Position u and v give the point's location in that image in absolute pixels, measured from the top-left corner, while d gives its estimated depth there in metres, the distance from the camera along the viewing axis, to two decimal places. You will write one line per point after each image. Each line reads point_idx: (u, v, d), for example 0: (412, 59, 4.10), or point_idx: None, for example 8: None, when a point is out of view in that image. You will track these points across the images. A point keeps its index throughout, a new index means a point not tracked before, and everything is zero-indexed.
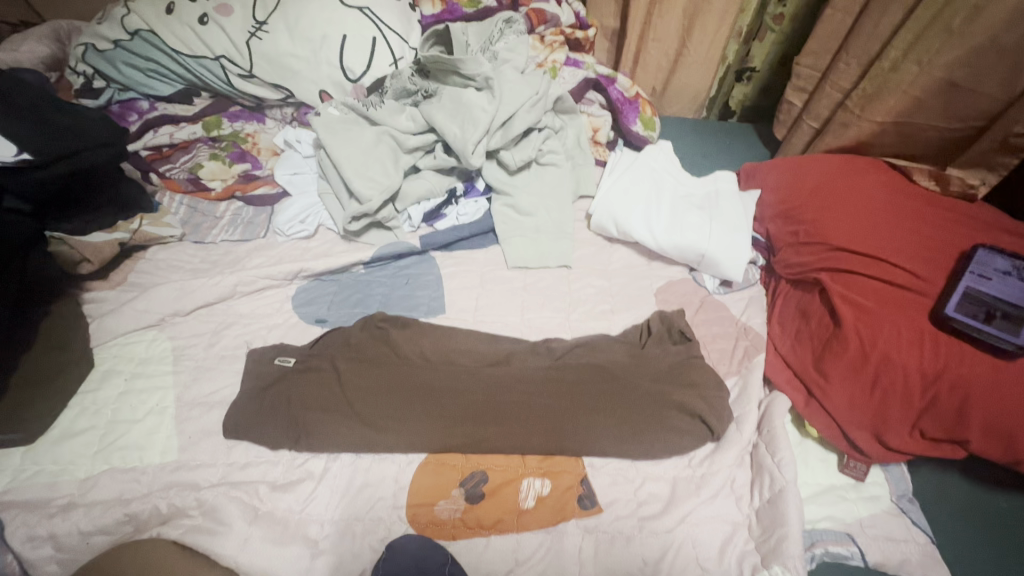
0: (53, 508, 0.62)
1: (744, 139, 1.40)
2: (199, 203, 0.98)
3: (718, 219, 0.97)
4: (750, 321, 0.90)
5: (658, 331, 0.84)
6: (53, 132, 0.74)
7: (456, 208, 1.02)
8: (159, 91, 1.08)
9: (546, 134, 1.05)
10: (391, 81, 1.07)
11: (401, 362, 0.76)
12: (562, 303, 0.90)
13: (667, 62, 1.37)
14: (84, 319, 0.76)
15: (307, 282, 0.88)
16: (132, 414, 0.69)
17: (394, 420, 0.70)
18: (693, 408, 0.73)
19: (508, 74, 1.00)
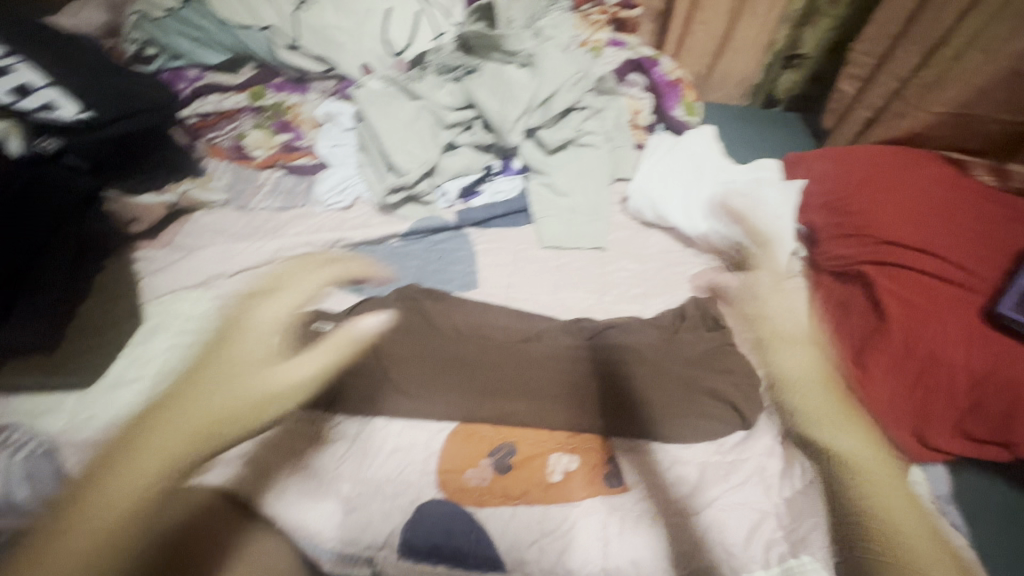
0: (106, 449, 0.65)
1: (788, 128, 1.36)
2: (242, 170, 1.00)
3: (759, 207, 0.95)
4: (788, 313, 0.87)
5: (693, 318, 0.83)
6: (113, 94, 0.79)
7: (491, 185, 1.03)
8: (208, 60, 1.10)
9: (585, 114, 1.04)
10: (434, 55, 1.07)
11: (432, 334, 0.77)
12: (596, 285, 0.90)
13: (712, 46, 1.34)
14: (135, 275, 0.79)
15: (345, 251, 0.90)
16: (182, 366, 0.72)
17: (425, 391, 0.71)
18: (725, 395, 0.73)
19: (551, 52, 1.00)
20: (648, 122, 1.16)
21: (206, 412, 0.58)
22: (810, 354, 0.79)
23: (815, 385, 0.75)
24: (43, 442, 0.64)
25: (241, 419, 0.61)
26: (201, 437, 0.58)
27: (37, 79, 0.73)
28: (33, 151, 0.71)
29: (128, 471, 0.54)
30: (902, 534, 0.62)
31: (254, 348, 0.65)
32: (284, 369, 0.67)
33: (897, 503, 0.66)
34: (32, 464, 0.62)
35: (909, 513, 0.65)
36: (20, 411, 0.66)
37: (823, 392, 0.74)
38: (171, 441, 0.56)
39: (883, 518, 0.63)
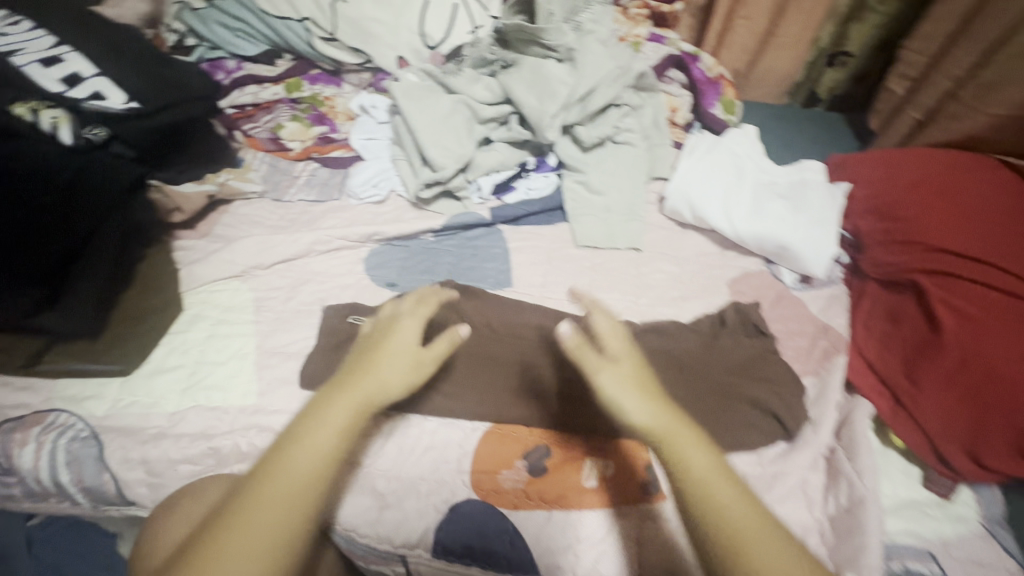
0: (146, 436, 0.65)
1: (829, 129, 1.31)
2: (279, 162, 1.00)
3: (801, 211, 0.92)
4: (831, 321, 0.85)
5: (732, 324, 0.80)
6: (159, 83, 0.79)
7: (525, 181, 1.01)
8: (246, 51, 1.11)
9: (623, 111, 1.02)
10: (470, 49, 1.05)
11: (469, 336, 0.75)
12: (632, 287, 0.88)
13: (754, 42, 1.30)
14: (173, 264, 0.79)
15: (379, 246, 0.89)
16: (220, 356, 0.72)
17: (456, 393, 0.70)
18: (766, 403, 0.71)
19: (591, 46, 0.97)
20: (686, 120, 1.13)
21: (314, 429, 0.52)
22: (612, 380, 0.59)
23: (624, 396, 0.58)
24: (85, 427, 0.65)
25: (356, 429, 0.53)
26: (326, 453, 0.51)
27: (89, 68, 0.76)
28: (82, 140, 0.72)
29: (257, 504, 0.48)
30: (745, 537, 0.51)
31: (382, 354, 0.57)
32: (411, 374, 0.57)
33: (733, 505, 0.53)
34: (74, 449, 0.63)
35: (742, 511, 0.53)
36: (61, 397, 0.66)
37: (633, 408, 0.57)
38: (286, 466, 0.50)
39: (720, 522, 0.52)
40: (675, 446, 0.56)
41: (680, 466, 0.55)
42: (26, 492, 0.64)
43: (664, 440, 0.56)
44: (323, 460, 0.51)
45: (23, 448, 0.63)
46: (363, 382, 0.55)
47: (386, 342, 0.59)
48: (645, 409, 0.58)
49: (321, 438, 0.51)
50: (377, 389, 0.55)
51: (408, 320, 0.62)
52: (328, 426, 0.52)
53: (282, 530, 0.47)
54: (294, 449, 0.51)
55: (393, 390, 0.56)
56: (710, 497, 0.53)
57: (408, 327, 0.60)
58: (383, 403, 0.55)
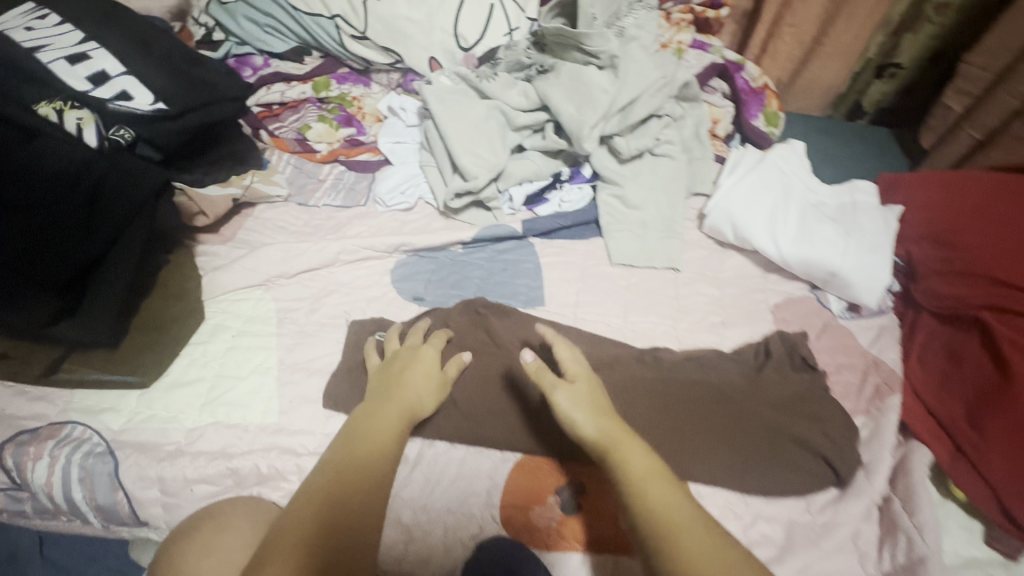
0: (162, 453, 0.62)
1: (877, 144, 1.25)
2: (305, 164, 0.97)
3: (854, 236, 0.86)
4: (882, 355, 0.80)
5: (779, 357, 0.75)
6: (189, 84, 0.77)
7: (559, 193, 0.97)
8: (274, 48, 1.08)
9: (664, 122, 0.97)
10: (505, 52, 1.01)
11: (493, 358, 0.71)
12: (670, 309, 0.84)
13: (801, 51, 1.24)
14: (197, 272, 0.77)
15: (407, 256, 0.86)
16: (241, 370, 0.69)
17: (460, 421, 0.67)
18: (819, 447, 0.65)
19: (635, 54, 0.92)
20: (727, 131, 1.09)
21: (374, 422, 0.57)
22: (565, 397, 0.61)
23: (576, 411, 0.60)
24: (100, 442, 0.62)
25: (403, 425, 0.58)
26: (383, 440, 0.55)
27: (115, 66, 0.73)
28: (108, 141, 0.69)
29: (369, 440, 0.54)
30: (678, 529, 0.49)
31: (411, 370, 0.64)
32: (436, 393, 0.64)
33: (668, 500, 0.51)
34: (89, 465, 0.60)
35: (680, 507, 0.51)
36: (77, 408, 0.64)
37: (578, 420, 0.59)
38: (351, 446, 0.53)
39: (655, 516, 0.50)
40: (617, 450, 0.56)
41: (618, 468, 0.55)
42: (37, 509, 0.61)
43: (608, 449, 0.56)
44: (382, 444, 0.55)
45: (36, 462, 0.60)
46: (400, 391, 0.61)
47: (412, 363, 0.65)
48: (590, 420, 0.59)
49: (376, 426, 0.56)
50: (413, 399, 0.61)
51: (429, 346, 0.68)
52: (383, 421, 0.57)
53: (347, 499, 0.49)
54: (356, 436, 0.55)
55: (422, 403, 0.62)
56: (642, 493, 0.52)
57: (429, 353, 0.66)
58: (418, 412, 0.61)
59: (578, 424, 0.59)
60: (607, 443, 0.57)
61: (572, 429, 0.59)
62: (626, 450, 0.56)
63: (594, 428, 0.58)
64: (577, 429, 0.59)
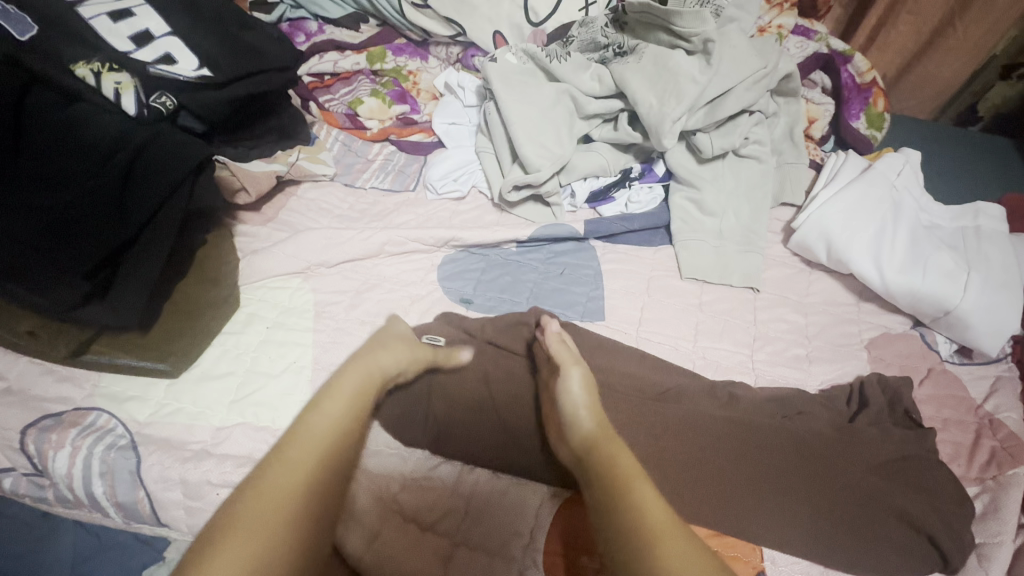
0: (188, 453, 0.58)
1: (995, 157, 1.08)
2: (354, 141, 0.90)
3: (977, 270, 0.73)
4: (1000, 414, 0.68)
5: (877, 406, 0.65)
6: (237, 49, 0.71)
7: (627, 192, 0.87)
8: (330, 14, 1.02)
9: (756, 118, 0.85)
10: (581, 29, 0.90)
11: (524, 364, 0.65)
12: (747, 337, 0.74)
13: (915, 43, 1.09)
14: (236, 254, 0.72)
15: (456, 252, 0.79)
16: (274, 367, 0.64)
17: (471, 424, 0.60)
18: (922, 522, 0.56)
19: (733, 38, 0.81)
20: (823, 132, 0.96)
21: (350, 381, 0.49)
22: (576, 382, 0.56)
23: (581, 398, 0.55)
24: (124, 434, 0.58)
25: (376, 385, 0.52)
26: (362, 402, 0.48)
27: (160, 26, 0.68)
28: (148, 109, 0.63)
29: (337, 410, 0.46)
30: (669, 535, 0.40)
31: (382, 342, 0.57)
32: (409, 348, 0.58)
33: (656, 505, 0.43)
34: (110, 459, 0.57)
35: (667, 514, 0.42)
36: (105, 394, 0.60)
37: (577, 405, 0.54)
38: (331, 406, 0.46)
39: (642, 515, 0.42)
40: (611, 447, 0.49)
41: (612, 464, 0.47)
42: (59, 497, 0.59)
43: (608, 448, 0.49)
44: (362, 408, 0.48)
45: (58, 452, 0.57)
46: (373, 357, 0.53)
47: (388, 340, 0.58)
48: (588, 412, 0.54)
49: (359, 386, 0.49)
50: (375, 360, 0.53)
51: (401, 320, 0.63)
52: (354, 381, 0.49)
53: (335, 475, 0.42)
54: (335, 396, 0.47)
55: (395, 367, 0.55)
56: (629, 490, 0.44)
57: (401, 320, 0.63)
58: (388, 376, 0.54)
59: (577, 416, 0.53)
60: (604, 441, 0.50)
61: (567, 422, 0.54)
62: (617, 450, 0.49)
63: (592, 423, 0.52)
64: (575, 415, 0.54)
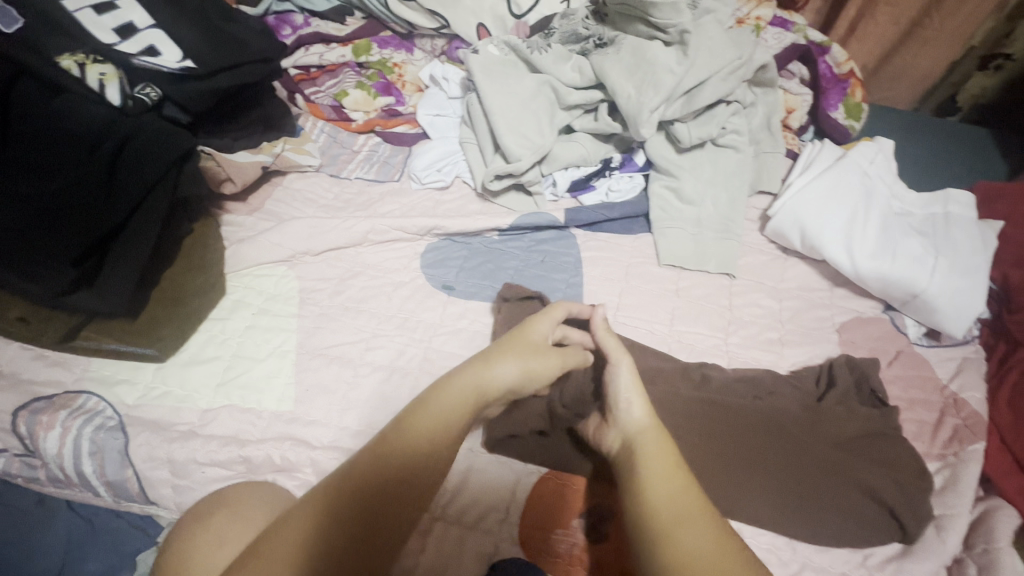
0: (175, 433, 0.60)
1: (973, 147, 1.10)
2: (340, 133, 0.92)
3: (944, 254, 0.76)
4: (964, 393, 0.70)
5: (845, 385, 0.67)
6: (219, 41, 0.73)
7: (607, 181, 0.89)
8: (317, 7, 1.03)
9: (734, 109, 0.86)
10: (561, 21, 0.92)
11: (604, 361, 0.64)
12: (721, 321, 0.76)
13: (894, 33, 1.11)
14: (221, 242, 0.74)
15: (439, 240, 0.80)
16: (260, 352, 0.66)
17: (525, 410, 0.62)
18: (882, 494, 0.58)
19: (709, 29, 0.82)
20: (801, 122, 0.98)
21: (411, 428, 0.47)
22: (625, 374, 0.56)
23: (630, 392, 0.55)
24: (113, 415, 0.60)
25: (458, 427, 0.49)
26: (425, 449, 0.47)
27: (144, 18, 0.69)
28: (132, 100, 0.65)
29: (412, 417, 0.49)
30: (679, 527, 0.43)
31: (500, 350, 0.55)
32: (519, 363, 0.54)
33: (673, 495, 0.45)
34: (99, 440, 0.58)
35: (685, 504, 0.45)
36: (94, 377, 0.62)
37: (634, 396, 0.54)
38: (374, 459, 0.45)
39: (652, 509, 0.45)
40: (648, 438, 0.51)
41: (644, 458, 0.49)
42: (51, 477, 0.60)
43: (647, 443, 0.51)
44: (419, 461, 0.46)
45: (48, 433, 0.58)
46: (474, 377, 0.52)
47: (503, 351, 0.55)
48: (643, 405, 0.54)
49: (460, 400, 0.50)
50: (484, 377, 0.52)
51: (546, 323, 0.59)
52: (451, 397, 0.50)
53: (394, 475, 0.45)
54: (389, 444, 0.46)
55: (499, 382, 0.53)
56: (649, 485, 0.47)
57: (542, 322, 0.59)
58: (484, 402, 0.52)
59: (632, 405, 0.54)
60: (644, 435, 0.52)
61: (618, 409, 0.55)
62: (652, 443, 0.51)
63: (645, 413, 0.53)
64: (628, 408, 0.54)
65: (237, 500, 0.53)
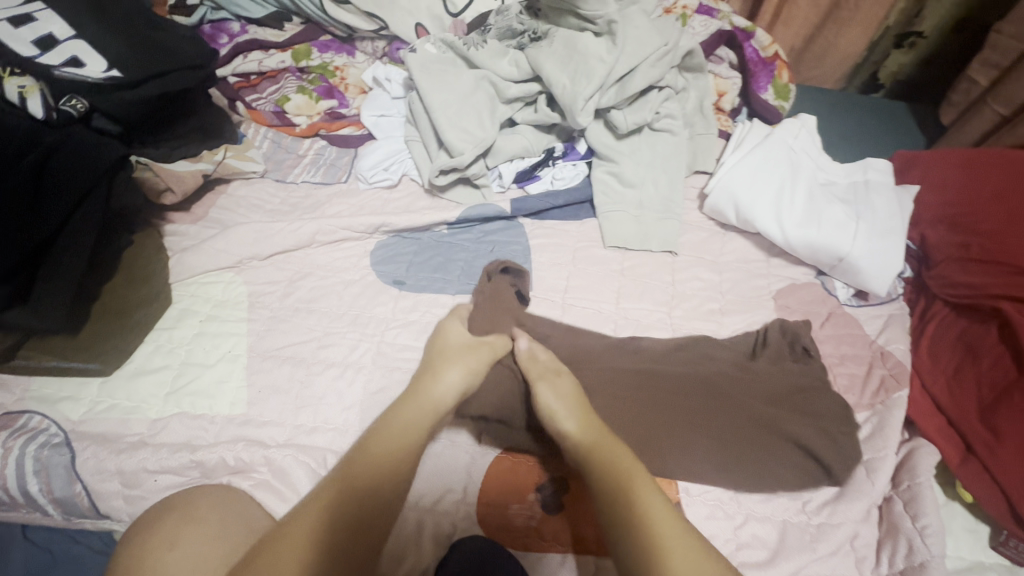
0: (124, 445, 0.59)
1: (894, 121, 1.17)
2: (283, 138, 0.92)
3: (865, 220, 0.81)
4: (890, 345, 0.75)
5: (777, 345, 0.71)
6: (147, 49, 0.72)
7: (552, 170, 0.91)
8: (252, 14, 1.03)
9: (666, 94, 0.90)
10: (496, 18, 0.94)
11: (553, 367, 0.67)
12: (665, 296, 0.79)
13: (817, 16, 1.16)
14: (164, 252, 0.73)
15: (388, 238, 0.81)
16: (209, 358, 0.66)
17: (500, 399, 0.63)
18: (803, 439, 0.62)
19: (634, 19, 0.86)
20: (733, 104, 1.03)
21: (385, 444, 0.53)
22: (546, 392, 0.59)
23: (562, 409, 0.57)
24: (58, 432, 0.59)
25: (420, 436, 0.55)
26: (398, 454, 0.53)
27: (63, 29, 0.68)
28: (57, 113, 0.64)
29: (376, 434, 0.54)
30: (671, 551, 0.46)
31: (446, 355, 0.62)
32: (461, 366, 0.60)
33: (665, 518, 0.48)
34: (43, 457, 0.57)
35: (672, 525, 0.48)
36: (36, 396, 0.61)
37: (560, 413, 0.57)
38: (351, 471, 0.51)
39: (645, 533, 0.47)
40: (599, 455, 0.54)
41: (617, 480, 0.51)
42: None
43: (605, 453, 0.54)
44: (389, 473, 0.52)
45: None
46: (423, 396, 0.58)
47: (442, 364, 0.61)
48: (572, 416, 0.57)
49: (406, 420, 0.56)
50: (432, 398, 0.58)
51: (457, 324, 0.67)
52: (410, 416, 0.56)
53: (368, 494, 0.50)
54: (360, 459, 0.52)
55: (449, 394, 0.59)
56: (641, 507, 0.49)
57: (454, 327, 0.66)
58: (439, 412, 0.58)
59: (562, 424, 0.57)
60: (596, 450, 0.54)
61: (560, 424, 0.57)
62: (619, 463, 0.53)
63: (580, 429, 0.56)
64: (562, 426, 0.57)
65: (189, 503, 0.53)
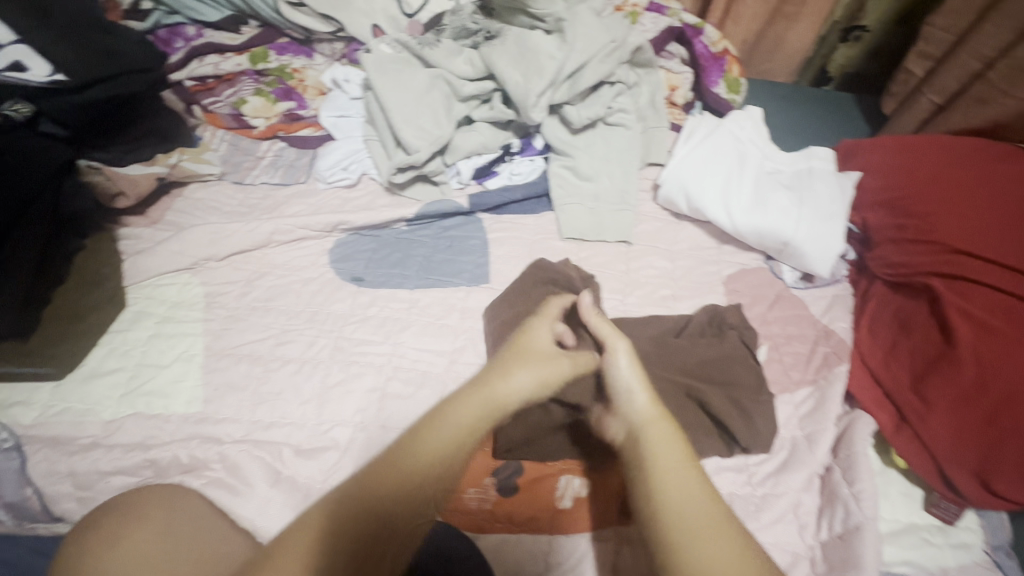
0: (76, 447, 0.60)
1: (842, 111, 1.22)
2: (241, 140, 0.92)
3: (808, 205, 0.84)
4: (833, 325, 0.79)
5: (698, 321, 0.75)
6: (93, 52, 0.70)
7: (509, 166, 0.93)
8: (207, 17, 1.03)
9: (617, 89, 0.93)
10: (450, 18, 0.97)
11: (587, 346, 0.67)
12: (620, 284, 0.82)
13: (765, 12, 1.19)
14: (117, 256, 0.74)
15: (347, 235, 0.82)
16: (165, 359, 0.66)
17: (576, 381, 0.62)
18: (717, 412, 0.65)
19: (583, 16, 0.89)
20: (686, 99, 1.06)
21: (412, 459, 0.44)
22: (624, 367, 0.56)
23: (631, 384, 0.54)
24: (7, 437, 0.59)
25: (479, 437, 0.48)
26: (437, 467, 0.45)
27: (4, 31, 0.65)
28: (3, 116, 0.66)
29: (405, 447, 0.45)
30: (698, 534, 0.41)
31: (527, 355, 0.56)
32: (532, 372, 0.53)
33: (688, 498, 0.44)
34: None
35: (701, 504, 0.43)
36: None
37: (632, 388, 0.54)
38: (363, 492, 0.42)
39: (658, 510, 0.43)
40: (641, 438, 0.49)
41: (645, 460, 0.47)
42: None
43: (655, 431, 0.49)
44: (421, 496, 0.44)
45: None
46: (488, 392, 0.51)
47: (514, 361, 0.55)
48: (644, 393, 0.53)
49: (466, 421, 0.48)
50: (502, 391, 0.51)
51: (546, 327, 0.61)
52: (450, 426, 0.47)
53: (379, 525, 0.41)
54: (374, 479, 0.43)
55: (519, 392, 0.52)
56: (658, 488, 0.45)
57: (540, 325, 0.61)
58: (505, 410, 0.51)
59: (626, 402, 0.53)
60: (652, 426, 0.50)
61: (623, 403, 0.53)
62: (653, 438, 0.49)
63: (648, 405, 0.52)
64: (629, 398, 0.53)
65: (139, 499, 0.53)
